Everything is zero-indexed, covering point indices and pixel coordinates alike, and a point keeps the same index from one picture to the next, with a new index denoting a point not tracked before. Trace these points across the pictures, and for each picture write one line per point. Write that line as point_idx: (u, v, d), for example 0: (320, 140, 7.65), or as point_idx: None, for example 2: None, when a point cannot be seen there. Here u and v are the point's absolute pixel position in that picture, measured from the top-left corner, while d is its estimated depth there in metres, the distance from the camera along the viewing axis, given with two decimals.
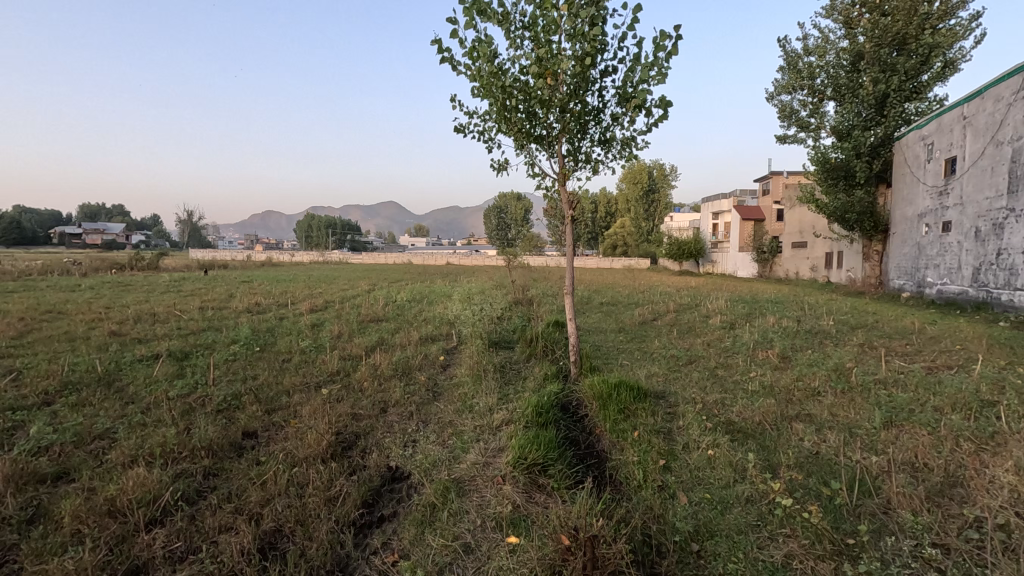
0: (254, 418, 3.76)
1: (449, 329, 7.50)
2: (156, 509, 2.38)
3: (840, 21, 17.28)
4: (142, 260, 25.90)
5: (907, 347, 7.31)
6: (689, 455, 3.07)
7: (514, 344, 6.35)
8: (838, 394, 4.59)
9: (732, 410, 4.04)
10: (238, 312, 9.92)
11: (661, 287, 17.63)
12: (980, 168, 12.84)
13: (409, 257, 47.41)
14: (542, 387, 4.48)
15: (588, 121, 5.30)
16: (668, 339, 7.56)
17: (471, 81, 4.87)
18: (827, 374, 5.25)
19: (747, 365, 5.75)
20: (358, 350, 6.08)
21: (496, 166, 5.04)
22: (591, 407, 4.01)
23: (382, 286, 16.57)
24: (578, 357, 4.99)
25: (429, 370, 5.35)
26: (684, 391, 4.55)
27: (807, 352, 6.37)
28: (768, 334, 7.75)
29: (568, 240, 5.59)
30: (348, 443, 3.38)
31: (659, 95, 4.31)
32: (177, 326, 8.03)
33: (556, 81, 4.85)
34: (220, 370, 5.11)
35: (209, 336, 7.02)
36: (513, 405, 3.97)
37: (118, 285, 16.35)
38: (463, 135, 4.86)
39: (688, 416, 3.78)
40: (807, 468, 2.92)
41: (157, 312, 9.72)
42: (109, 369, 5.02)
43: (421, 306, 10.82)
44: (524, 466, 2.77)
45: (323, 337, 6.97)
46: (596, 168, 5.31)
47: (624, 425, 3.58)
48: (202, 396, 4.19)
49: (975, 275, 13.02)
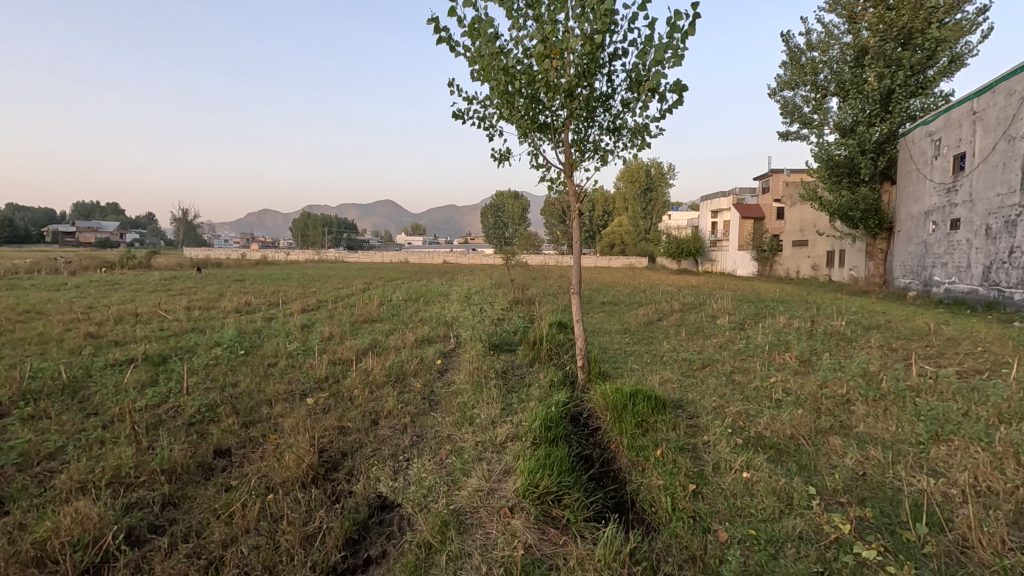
0: (229, 432, 3.36)
1: (447, 330, 7.11)
2: (95, 554, 2.00)
3: (843, 15, 17.00)
4: (133, 260, 25.41)
5: (928, 349, 6.98)
6: (723, 478, 2.69)
7: (516, 345, 5.97)
8: (870, 403, 4.22)
9: (759, 423, 3.65)
10: (225, 312, 9.49)
11: (663, 286, 17.19)
12: (991, 164, 12.51)
13: (404, 255, 47.14)
14: (548, 396, 4.10)
15: (596, 107, 4.92)
16: (677, 341, 7.20)
17: (470, 64, 4.49)
18: (853, 380, 4.87)
19: (765, 370, 5.38)
20: (350, 354, 5.69)
21: (497, 155, 4.68)
22: (604, 419, 3.64)
23: (377, 285, 16.15)
24: (586, 363, 4.62)
25: (425, 376, 4.96)
26: (703, 399, 4.19)
27: (826, 354, 6.03)
28: (782, 336, 7.38)
29: (572, 234, 4.99)
30: (333, 465, 2.99)
31: (674, 79, 3.99)
32: (160, 327, 7.61)
33: (561, 63, 4.48)
34: (198, 376, 4.70)
35: (192, 339, 6.61)
36: (518, 417, 3.58)
37: (105, 284, 15.86)
38: (461, 120, 4.49)
39: (712, 429, 3.41)
40: (860, 495, 2.55)
41: (141, 312, 9.28)
42: (75, 376, 4.60)
43: (417, 306, 10.44)
44: (535, 496, 2.39)
45: (312, 339, 6.58)
46: (605, 158, 4.92)
47: (643, 441, 3.19)
48: (174, 407, 3.79)
49: (986, 274, 12.69)
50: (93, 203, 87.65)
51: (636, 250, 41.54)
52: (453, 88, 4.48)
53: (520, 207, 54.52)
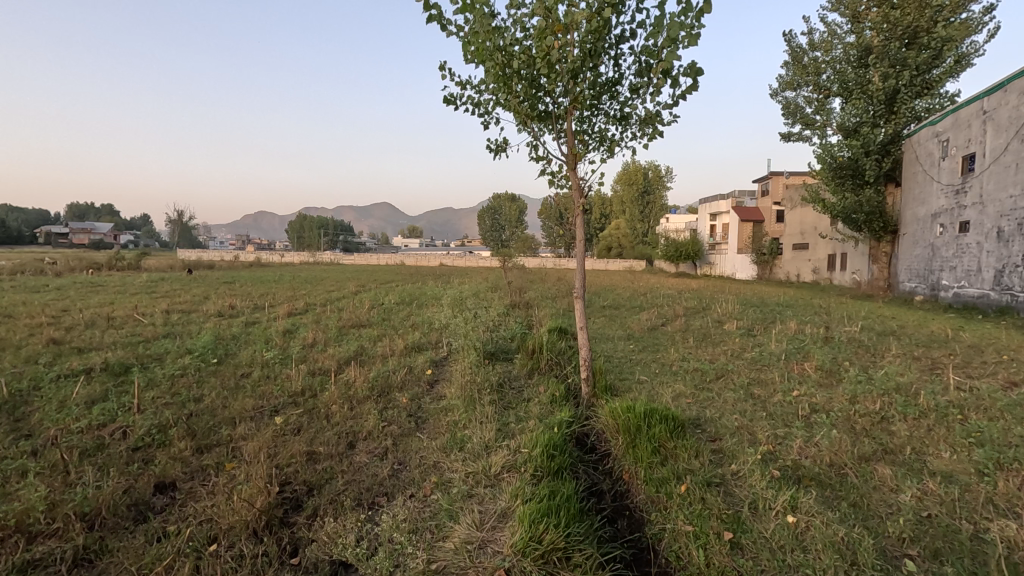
0: (178, 460, 2.89)
1: (439, 337, 6.63)
2: None
3: (847, 14, 16.63)
4: (123, 261, 24.82)
5: (953, 358, 6.52)
6: (763, 524, 2.22)
7: (512, 353, 5.51)
8: (911, 422, 3.77)
9: (791, 447, 3.19)
10: (206, 316, 8.99)
11: (663, 289, 16.75)
12: (1003, 165, 12.11)
13: (402, 258, 46.76)
14: (550, 414, 3.62)
15: (601, 93, 4.44)
16: (685, 349, 6.72)
17: (464, 44, 4.02)
18: (887, 394, 4.42)
19: (785, 383, 4.92)
20: (331, 364, 5.20)
21: (493, 146, 4.20)
22: (614, 444, 3.17)
23: (371, 288, 15.66)
24: (590, 375, 4.14)
25: (412, 389, 4.48)
26: (723, 418, 3.73)
27: (849, 364, 5.58)
28: (797, 343, 6.94)
29: (575, 234, 4.50)
30: (295, 504, 2.51)
31: (689, 62, 3.53)
32: (131, 332, 7.09)
33: (564, 43, 3.99)
34: (157, 389, 4.20)
35: (163, 346, 6.09)
36: (517, 441, 3.10)
37: (87, 286, 15.29)
38: (452, 106, 4.02)
39: (740, 456, 2.94)
40: (930, 553, 2.10)
41: (115, 316, 8.73)
42: (19, 389, 4.10)
43: (410, 310, 9.94)
44: (538, 555, 1.93)
45: (293, 347, 6.08)
46: (611, 149, 4.43)
47: (664, 472, 2.72)
48: (120, 428, 3.30)
49: (998, 278, 12.29)
50: (86, 205, 86.77)
51: (632, 252, 41.04)
52: (444, 70, 3.99)
53: (517, 209, 54.11)
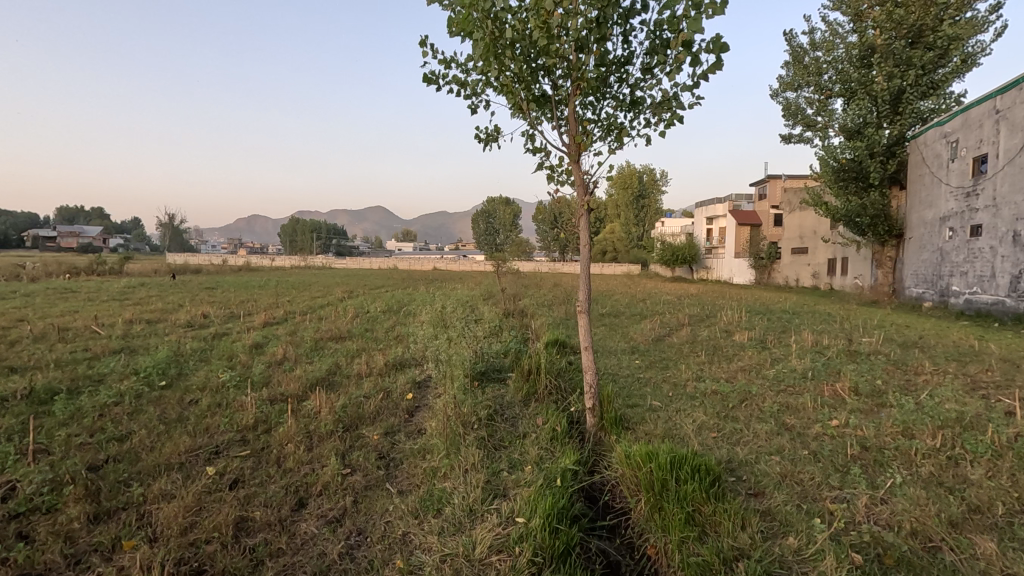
0: (60, 537, 2.17)
1: (424, 352, 5.95)
2: None
3: (848, 13, 16.12)
4: (105, 264, 24.08)
5: (993, 374, 5.91)
6: None
7: (506, 373, 4.84)
8: (987, 464, 3.12)
9: (855, 506, 2.53)
10: (172, 327, 8.26)
11: (664, 295, 16.20)
12: (1018, 166, 11.55)
13: (396, 262, 46.02)
14: (550, 458, 2.95)
15: (608, 75, 3.74)
16: (698, 365, 6.04)
17: (447, 14, 3.33)
18: (945, 425, 3.77)
19: (821, 409, 4.24)
20: (297, 386, 4.51)
21: (482, 136, 3.51)
22: (634, 502, 2.51)
23: (360, 294, 15.06)
24: (596, 404, 3.45)
25: (387, 420, 3.79)
26: (760, 461, 3.07)
27: (885, 384, 4.96)
28: (819, 357, 6.30)
29: (577, 239, 3.80)
30: None
31: (714, 35, 2.82)
32: (80, 347, 6.34)
33: (565, 12, 3.29)
34: (76, 425, 3.47)
35: (108, 364, 5.36)
36: (511, 501, 2.41)
37: (61, 292, 14.55)
38: (433, 87, 3.34)
39: (799, 526, 2.26)
40: None
41: (72, 327, 7.99)
42: None
43: (396, 319, 9.32)
44: None
45: (257, 365, 5.37)
46: (618, 139, 3.71)
47: (704, 553, 2.06)
48: (6, 483, 2.58)
49: (1014, 284, 11.69)
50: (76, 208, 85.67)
51: (628, 257, 40.50)
52: (424, 45, 3.31)
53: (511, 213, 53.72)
